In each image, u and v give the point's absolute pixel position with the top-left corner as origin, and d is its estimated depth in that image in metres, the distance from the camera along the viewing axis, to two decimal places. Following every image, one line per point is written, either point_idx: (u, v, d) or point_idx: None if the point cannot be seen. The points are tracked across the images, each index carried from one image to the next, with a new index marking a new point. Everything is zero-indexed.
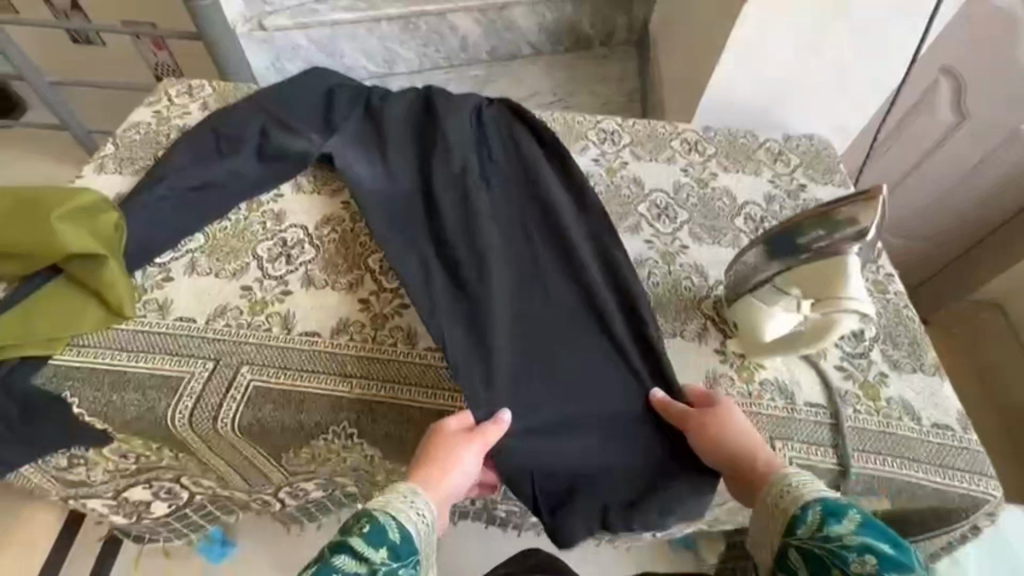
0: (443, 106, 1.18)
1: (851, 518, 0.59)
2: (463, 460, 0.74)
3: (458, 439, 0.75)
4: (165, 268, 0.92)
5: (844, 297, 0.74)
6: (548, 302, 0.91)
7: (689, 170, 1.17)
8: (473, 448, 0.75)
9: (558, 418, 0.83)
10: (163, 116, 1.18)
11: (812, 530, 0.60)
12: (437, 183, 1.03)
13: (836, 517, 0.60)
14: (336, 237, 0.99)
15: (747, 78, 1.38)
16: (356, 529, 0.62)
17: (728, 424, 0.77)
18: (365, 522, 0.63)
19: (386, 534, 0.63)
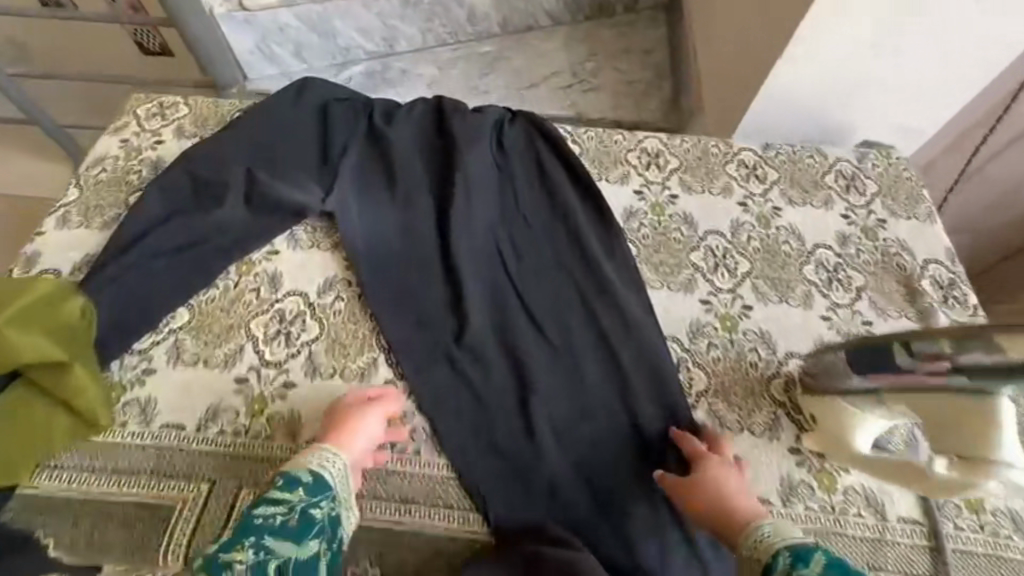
0: (460, 136, 1.01)
1: (818, 557, 0.55)
2: (361, 428, 0.73)
3: (361, 411, 0.74)
4: (146, 357, 0.78)
5: (996, 460, 0.59)
6: (591, 382, 0.81)
7: (748, 204, 1.01)
8: (371, 416, 0.74)
9: (609, 536, 0.73)
10: (133, 147, 1.01)
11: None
12: (460, 236, 0.91)
13: (803, 563, 0.55)
14: (343, 307, 0.85)
15: (809, 85, 1.16)
16: (271, 483, 0.67)
17: (719, 483, 0.69)
18: (280, 479, 0.67)
19: (297, 482, 0.66)
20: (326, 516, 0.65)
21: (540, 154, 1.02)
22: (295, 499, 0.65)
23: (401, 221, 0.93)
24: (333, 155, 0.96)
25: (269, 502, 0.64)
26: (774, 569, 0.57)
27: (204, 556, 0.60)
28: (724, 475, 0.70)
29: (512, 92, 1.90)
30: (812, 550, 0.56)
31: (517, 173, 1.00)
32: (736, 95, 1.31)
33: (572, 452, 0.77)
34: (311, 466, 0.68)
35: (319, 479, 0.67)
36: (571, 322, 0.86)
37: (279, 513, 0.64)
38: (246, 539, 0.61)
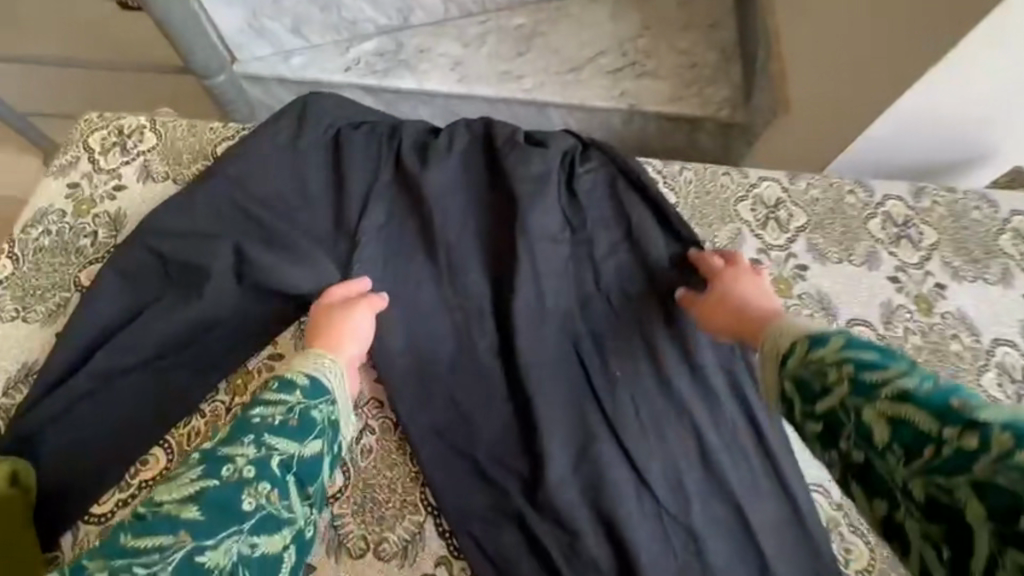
0: (523, 185, 0.75)
1: (835, 335, 0.45)
2: (351, 321, 0.63)
3: (342, 298, 0.65)
4: (108, 528, 0.58)
5: None
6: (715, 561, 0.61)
7: (901, 279, 0.76)
8: (365, 314, 0.64)
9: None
10: (83, 197, 0.76)
11: (799, 360, 0.46)
12: (527, 343, 0.68)
13: (819, 341, 0.45)
14: (376, 449, 0.65)
15: (967, 105, 0.90)
16: (265, 384, 0.55)
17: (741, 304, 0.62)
18: (275, 379, 0.54)
19: (292, 384, 0.54)
20: (327, 419, 0.54)
21: (627, 209, 0.75)
22: (293, 400, 0.52)
23: (450, 315, 0.70)
24: (353, 218, 0.71)
25: (265, 402, 0.53)
26: (791, 356, 0.47)
27: (204, 450, 0.50)
28: (746, 291, 0.64)
29: (551, 76, 1.58)
30: (821, 332, 0.46)
31: (600, 238, 0.74)
32: (838, 118, 0.99)
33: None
34: (305, 370, 0.56)
35: (316, 382, 0.55)
36: (686, 467, 0.64)
37: (276, 414, 0.52)
38: (243, 436, 0.50)
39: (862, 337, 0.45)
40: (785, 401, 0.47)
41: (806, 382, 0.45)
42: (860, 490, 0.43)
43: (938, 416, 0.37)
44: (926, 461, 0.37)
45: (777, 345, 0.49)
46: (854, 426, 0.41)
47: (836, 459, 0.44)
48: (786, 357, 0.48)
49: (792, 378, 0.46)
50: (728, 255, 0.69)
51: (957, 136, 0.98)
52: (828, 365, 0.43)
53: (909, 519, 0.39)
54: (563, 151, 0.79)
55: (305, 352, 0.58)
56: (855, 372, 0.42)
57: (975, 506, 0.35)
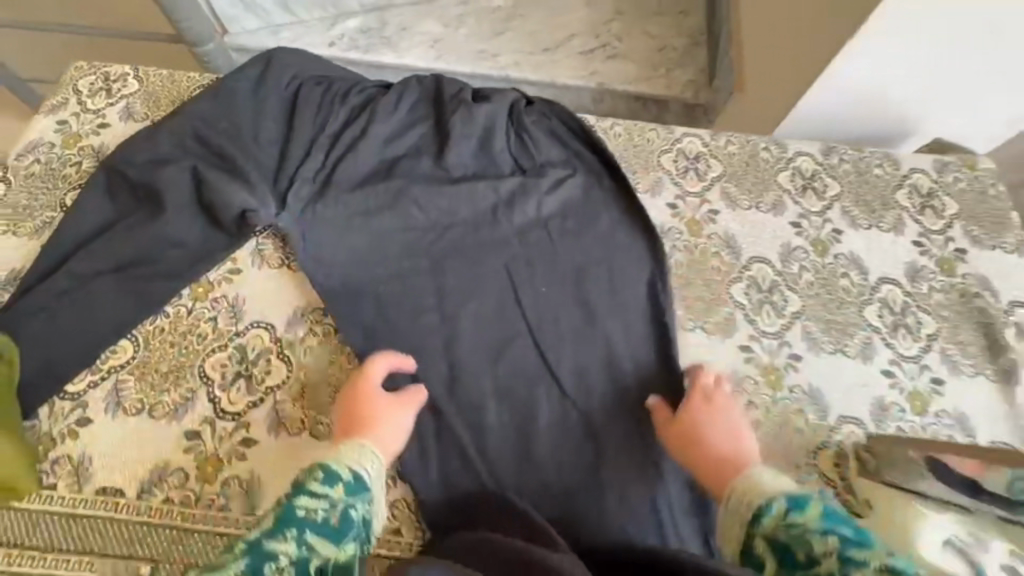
0: (463, 134, 0.85)
1: (813, 501, 0.52)
2: (391, 419, 0.65)
3: (377, 388, 0.67)
4: (80, 403, 0.66)
5: None
6: (613, 455, 0.71)
7: (803, 224, 0.84)
8: (406, 407, 0.66)
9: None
10: (72, 132, 0.85)
11: (775, 522, 0.52)
12: (461, 264, 0.78)
13: (798, 507, 0.51)
14: (315, 346, 0.72)
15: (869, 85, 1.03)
16: (308, 473, 0.58)
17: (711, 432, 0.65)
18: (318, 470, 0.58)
19: (336, 477, 0.58)
20: (362, 519, 0.57)
21: (557, 157, 0.86)
22: (336, 497, 0.56)
23: (391, 241, 0.79)
24: (311, 157, 0.81)
25: (309, 495, 0.56)
26: (758, 519, 0.53)
27: (248, 541, 0.53)
28: (712, 445, 0.63)
29: (525, 56, 1.67)
30: (770, 498, 0.54)
31: (535, 179, 0.84)
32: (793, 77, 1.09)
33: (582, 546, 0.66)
34: (350, 463, 0.59)
35: (358, 479, 0.58)
36: (595, 376, 0.74)
37: (318, 508, 0.55)
38: (287, 531, 0.53)
39: (829, 504, 0.53)
40: (743, 561, 0.54)
41: (784, 546, 0.50)
42: None
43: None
44: None
45: (732, 505, 0.56)
46: None
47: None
48: (759, 514, 0.53)
49: (761, 536, 0.52)
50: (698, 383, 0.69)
51: (870, 115, 1.10)
52: (811, 533, 0.50)
53: None
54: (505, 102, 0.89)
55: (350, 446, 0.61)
56: (838, 545, 0.48)
57: None
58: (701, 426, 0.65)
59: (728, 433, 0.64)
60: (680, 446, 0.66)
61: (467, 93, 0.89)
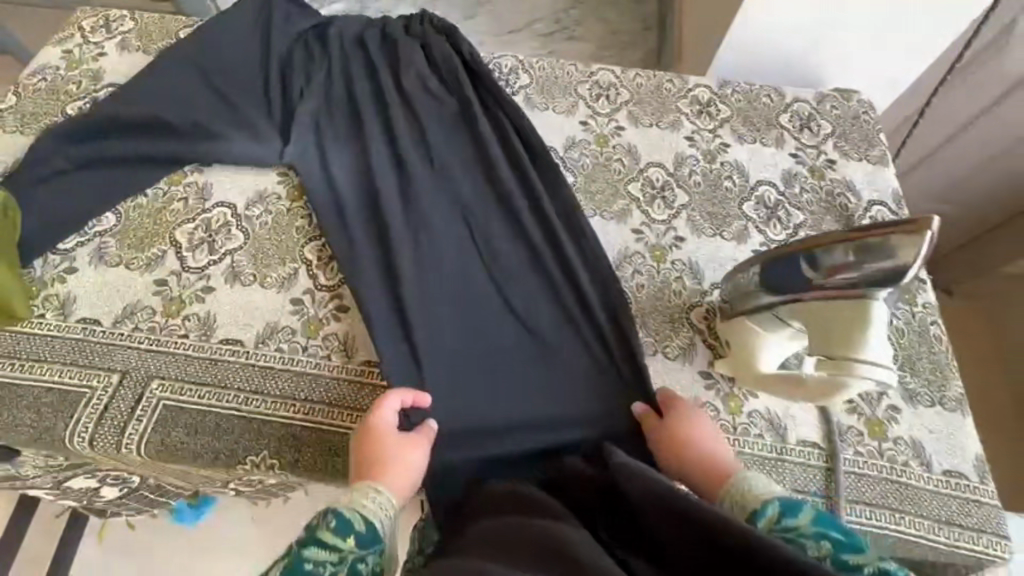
0: (407, 64, 0.99)
1: (806, 510, 0.58)
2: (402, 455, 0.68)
3: (389, 425, 0.69)
4: (69, 257, 0.79)
5: (859, 360, 0.60)
6: (516, 310, 0.81)
7: (695, 139, 0.99)
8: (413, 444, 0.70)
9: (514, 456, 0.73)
10: (74, 59, 1.00)
11: (770, 523, 0.58)
12: (397, 159, 0.91)
13: (793, 512, 0.58)
14: (269, 221, 0.85)
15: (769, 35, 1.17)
16: (322, 518, 0.60)
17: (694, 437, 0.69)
18: (330, 519, 0.60)
19: (349, 526, 0.60)
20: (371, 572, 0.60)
21: (489, 72, 0.99)
22: (347, 550, 0.59)
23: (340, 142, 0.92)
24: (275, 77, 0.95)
25: (320, 543, 0.59)
26: (758, 517, 0.59)
27: None
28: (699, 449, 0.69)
29: (491, 37, 1.85)
30: (765, 501, 0.60)
31: (468, 101, 0.97)
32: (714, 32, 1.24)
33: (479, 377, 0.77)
34: (364, 514, 0.61)
35: (371, 529, 0.61)
36: (505, 250, 0.85)
37: (327, 561, 0.58)
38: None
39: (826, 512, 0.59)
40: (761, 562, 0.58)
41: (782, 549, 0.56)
42: None
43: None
44: None
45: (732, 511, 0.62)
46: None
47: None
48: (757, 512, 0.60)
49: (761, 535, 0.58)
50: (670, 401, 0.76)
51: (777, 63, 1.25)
52: (804, 537, 0.56)
53: None
54: (446, 29, 1.02)
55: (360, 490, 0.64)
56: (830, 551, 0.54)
57: None
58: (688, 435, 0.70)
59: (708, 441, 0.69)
60: (666, 451, 0.70)
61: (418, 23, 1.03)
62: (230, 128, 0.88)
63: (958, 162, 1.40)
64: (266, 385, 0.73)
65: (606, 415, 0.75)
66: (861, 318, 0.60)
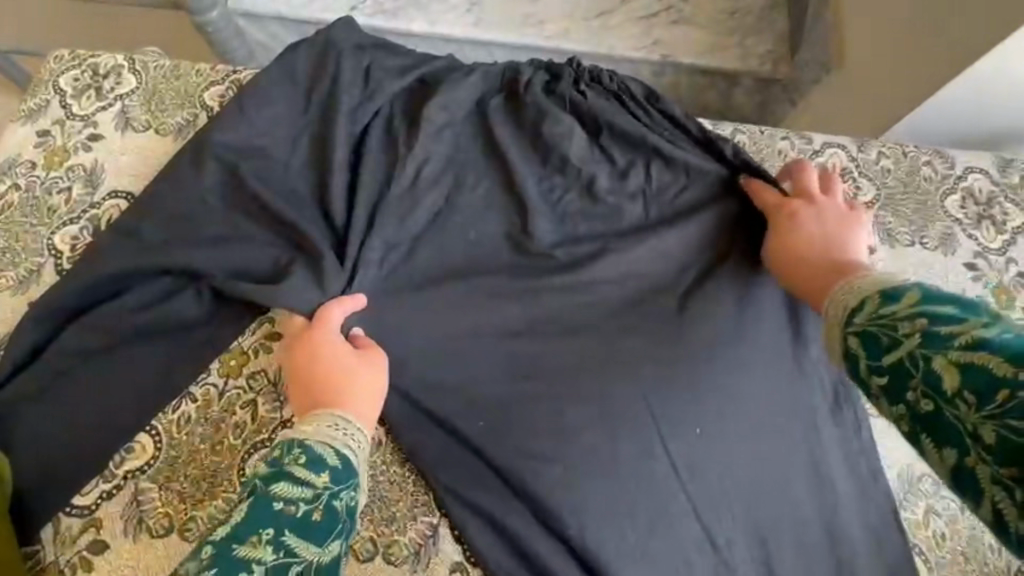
0: (558, 152, 0.67)
1: (910, 290, 0.43)
2: (358, 376, 0.54)
3: (335, 352, 0.54)
4: (91, 520, 0.52)
5: None
6: (738, 566, 0.57)
7: (980, 267, 0.67)
8: (373, 358, 0.55)
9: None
10: (56, 146, 0.67)
11: (871, 313, 0.44)
12: (561, 318, 0.62)
13: (894, 298, 0.43)
14: (384, 442, 0.58)
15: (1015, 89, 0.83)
16: (289, 451, 0.47)
17: (811, 229, 0.58)
18: (300, 450, 0.47)
19: (321, 460, 0.47)
20: (348, 511, 0.46)
21: (680, 161, 0.66)
22: (320, 485, 0.45)
23: (470, 290, 0.62)
24: (363, 184, 0.63)
25: (288, 479, 0.45)
26: (859, 310, 0.44)
27: (213, 543, 0.42)
28: (817, 232, 0.58)
29: (576, 21, 1.34)
30: (866, 296, 0.45)
31: (649, 219, 0.66)
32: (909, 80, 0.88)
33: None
34: (332, 442, 0.48)
35: (346, 463, 0.48)
36: (726, 476, 0.58)
37: (301, 500, 0.45)
38: (265, 529, 0.42)
39: (937, 289, 0.43)
40: (845, 359, 0.44)
41: (875, 333, 0.42)
42: (926, 444, 0.40)
43: (1011, 360, 0.35)
44: (997, 406, 0.35)
45: (845, 301, 0.46)
46: (934, 393, 0.38)
47: (899, 413, 0.41)
48: (852, 311, 0.45)
49: (856, 332, 0.44)
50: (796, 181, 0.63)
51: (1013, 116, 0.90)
52: (904, 320, 0.41)
53: (980, 466, 0.36)
54: (625, 90, 0.69)
55: (323, 418, 0.50)
56: (928, 324, 0.40)
57: (1013, 438, 0.34)
58: (802, 225, 0.59)
59: (831, 227, 0.58)
60: (779, 247, 0.60)
61: (581, 80, 0.69)
62: (310, 283, 0.58)
63: None
64: None
65: None
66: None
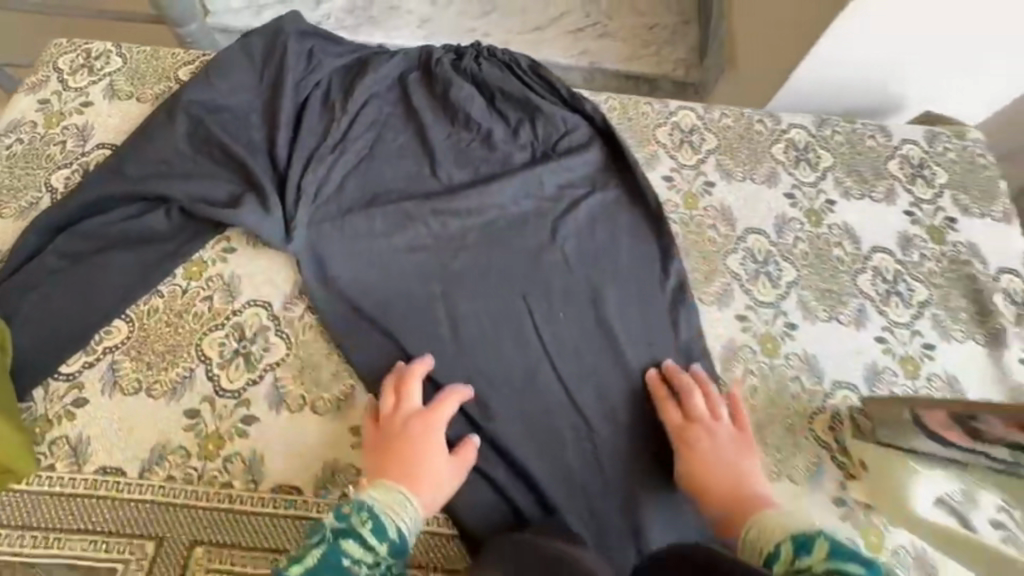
0: (461, 112, 0.84)
1: (820, 541, 0.50)
2: (442, 470, 0.62)
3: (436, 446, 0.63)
4: (76, 383, 0.65)
5: None
6: (592, 417, 0.70)
7: (796, 196, 0.85)
8: (461, 468, 0.64)
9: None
10: (54, 110, 0.82)
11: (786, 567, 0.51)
12: (458, 235, 0.78)
13: (807, 549, 0.50)
14: (314, 322, 0.71)
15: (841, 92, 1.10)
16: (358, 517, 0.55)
17: (713, 455, 0.65)
18: (367, 514, 0.55)
19: (385, 529, 0.56)
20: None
21: (555, 116, 0.84)
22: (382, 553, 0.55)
23: (386, 213, 0.77)
24: (303, 135, 0.80)
25: (354, 541, 0.54)
26: (778, 556, 0.51)
27: None
28: (717, 457, 0.64)
29: (514, 35, 1.56)
30: (778, 542, 0.53)
31: (532, 160, 0.83)
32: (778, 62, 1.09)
33: (569, 506, 0.66)
34: (400, 517, 0.57)
35: (400, 538, 0.56)
36: (584, 348, 0.73)
37: (363, 563, 0.54)
38: None
39: (843, 541, 0.51)
40: None
41: None
42: None
43: None
44: None
45: (763, 542, 0.54)
46: None
47: None
48: (773, 557, 0.52)
49: None
50: (686, 398, 0.69)
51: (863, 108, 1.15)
52: None
53: None
54: (515, 62, 0.87)
55: (393, 491, 0.58)
56: None
57: None
58: (706, 451, 0.65)
59: (729, 452, 0.65)
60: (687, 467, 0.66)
61: (481, 57, 0.87)
62: (256, 204, 0.73)
63: None
64: None
65: None
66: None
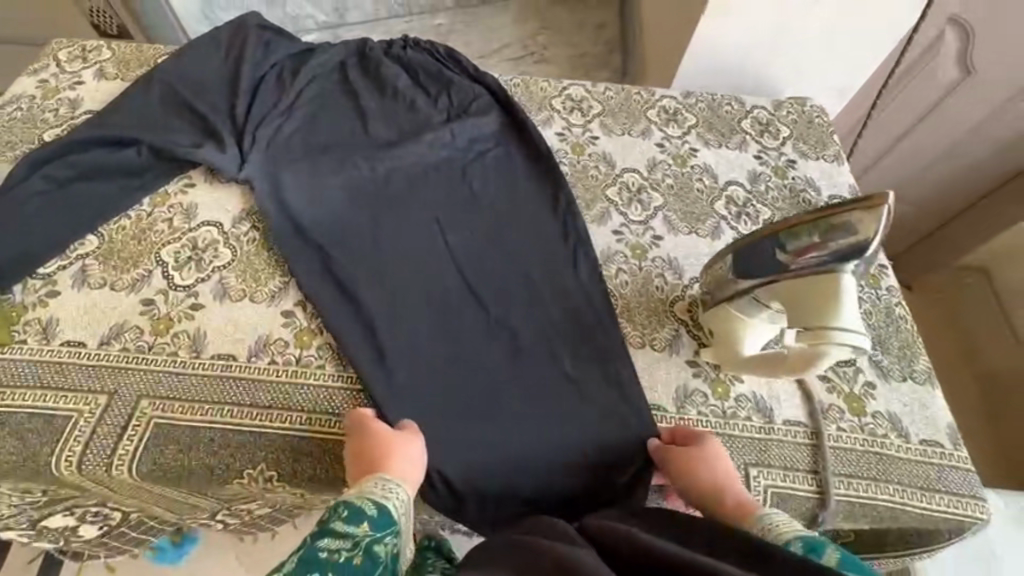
0: (388, 85, 1.04)
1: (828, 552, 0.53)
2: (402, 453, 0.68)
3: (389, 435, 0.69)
4: (50, 280, 0.78)
5: (835, 329, 0.64)
6: (488, 306, 0.84)
7: (665, 145, 1.04)
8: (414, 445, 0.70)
9: (510, 468, 0.74)
10: (51, 87, 1.00)
11: None
12: (381, 172, 0.94)
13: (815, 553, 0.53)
14: (257, 236, 0.86)
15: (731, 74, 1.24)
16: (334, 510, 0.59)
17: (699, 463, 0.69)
18: (344, 509, 0.59)
19: (361, 515, 0.59)
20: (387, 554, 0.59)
21: (465, 88, 1.04)
22: (360, 534, 0.58)
23: (322, 156, 0.94)
24: (257, 100, 0.98)
25: (332, 534, 0.57)
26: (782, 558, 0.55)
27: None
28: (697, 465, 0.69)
29: None
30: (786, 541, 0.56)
31: (445, 119, 1.01)
32: (676, 42, 1.22)
33: (466, 373, 0.78)
34: (373, 496, 0.62)
35: (382, 512, 0.61)
36: (484, 255, 0.88)
37: (341, 548, 0.56)
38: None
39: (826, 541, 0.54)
40: None
41: None
42: None
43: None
44: None
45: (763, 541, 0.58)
46: None
47: None
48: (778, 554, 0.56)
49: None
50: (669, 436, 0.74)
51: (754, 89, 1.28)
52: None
53: None
54: (434, 50, 1.08)
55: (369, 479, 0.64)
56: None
57: None
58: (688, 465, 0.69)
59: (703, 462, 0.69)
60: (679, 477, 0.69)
61: (408, 46, 1.08)
62: (213, 147, 0.90)
63: (919, 150, 1.58)
64: (252, 394, 0.73)
65: (596, 404, 0.77)
66: (832, 289, 0.64)
